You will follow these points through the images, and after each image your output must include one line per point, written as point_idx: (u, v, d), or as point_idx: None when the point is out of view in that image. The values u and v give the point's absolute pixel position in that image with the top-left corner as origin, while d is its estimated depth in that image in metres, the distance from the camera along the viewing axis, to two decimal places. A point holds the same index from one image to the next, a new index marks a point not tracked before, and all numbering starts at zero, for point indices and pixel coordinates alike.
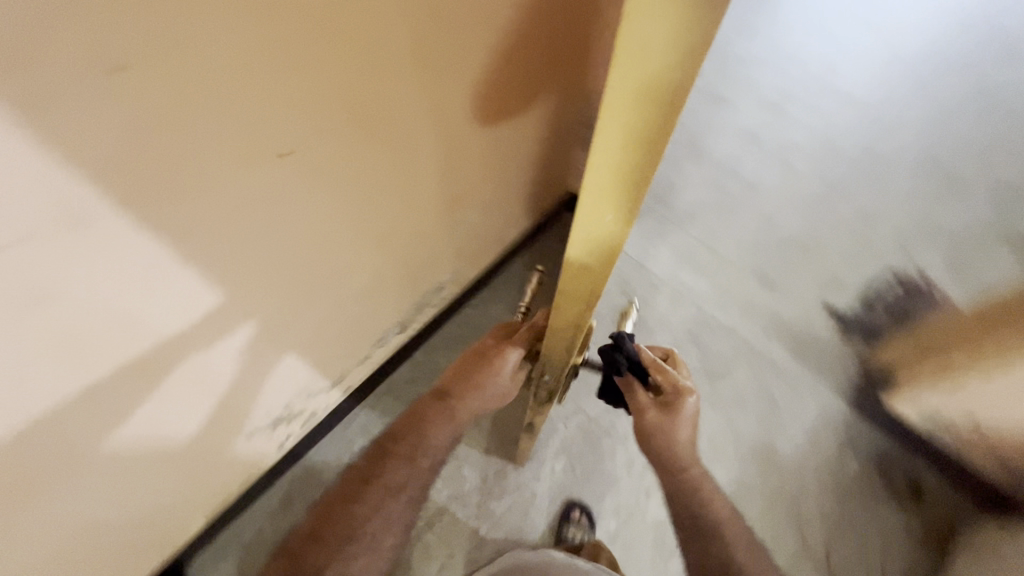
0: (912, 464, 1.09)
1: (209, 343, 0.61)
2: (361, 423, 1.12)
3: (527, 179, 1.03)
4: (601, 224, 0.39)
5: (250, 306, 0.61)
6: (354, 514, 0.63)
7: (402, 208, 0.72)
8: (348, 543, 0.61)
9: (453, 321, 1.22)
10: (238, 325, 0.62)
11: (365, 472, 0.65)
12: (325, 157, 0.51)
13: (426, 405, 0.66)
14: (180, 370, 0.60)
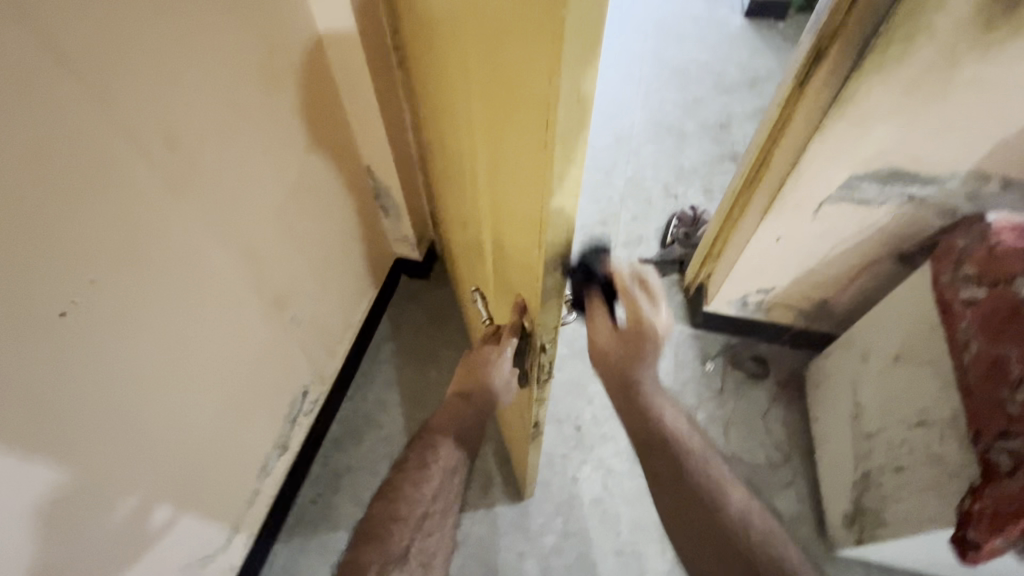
0: (749, 343, 1.28)
1: (106, 494, 0.66)
2: (280, 563, 1.04)
3: (345, 259, 1.10)
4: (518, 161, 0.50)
5: (133, 440, 0.67)
6: (419, 495, 0.67)
7: (222, 321, 0.78)
8: (418, 507, 0.67)
9: (336, 420, 1.20)
10: (127, 465, 0.67)
11: (418, 458, 0.69)
12: (112, 293, 0.58)
13: (456, 403, 0.71)
14: (88, 527, 0.65)
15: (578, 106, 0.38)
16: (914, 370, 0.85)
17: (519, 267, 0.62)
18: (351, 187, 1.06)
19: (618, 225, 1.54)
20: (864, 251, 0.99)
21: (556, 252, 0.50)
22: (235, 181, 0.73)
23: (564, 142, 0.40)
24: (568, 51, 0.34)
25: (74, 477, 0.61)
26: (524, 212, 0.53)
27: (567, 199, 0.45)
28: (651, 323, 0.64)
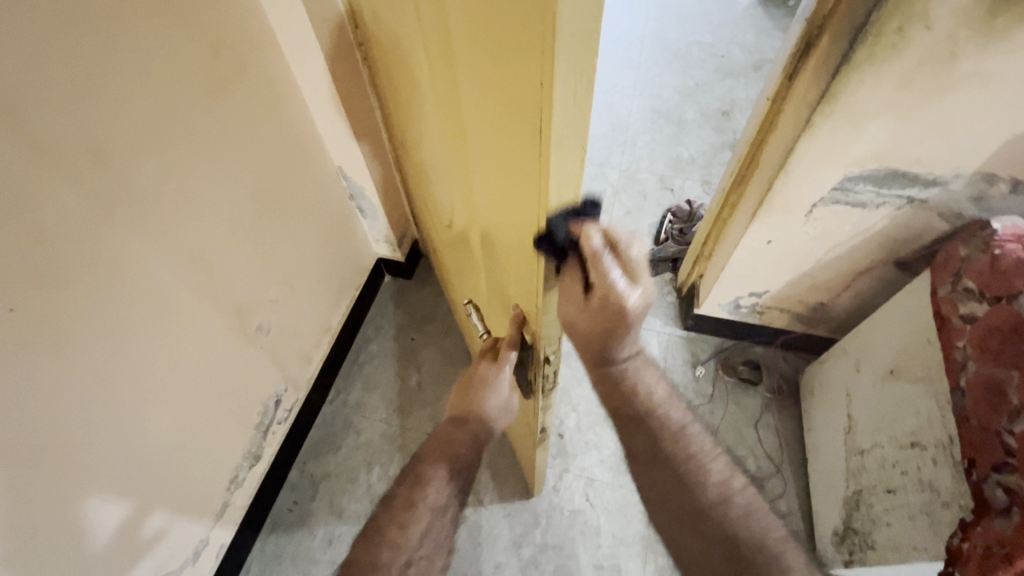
0: (743, 347, 1.23)
1: (64, 514, 0.65)
2: (256, 572, 1.03)
3: (316, 263, 1.07)
4: (504, 173, 0.44)
5: (87, 464, 0.66)
6: (406, 537, 0.60)
7: (177, 335, 0.74)
8: (402, 553, 0.59)
9: (314, 425, 1.19)
10: (82, 488, 0.66)
11: (407, 495, 0.63)
12: (45, 320, 0.57)
13: (450, 431, 0.66)
14: (45, 551, 0.64)
15: (574, 107, 0.32)
16: (909, 387, 0.79)
17: (513, 279, 0.56)
18: (319, 190, 1.02)
19: (611, 220, 1.47)
20: (861, 255, 0.92)
21: (555, 265, 0.45)
22: (180, 195, 0.70)
23: (562, 148, 0.34)
24: (559, 46, 0.28)
25: (53, 494, 0.63)
26: (516, 223, 0.47)
27: (565, 208, 0.39)
28: (619, 297, 0.47)
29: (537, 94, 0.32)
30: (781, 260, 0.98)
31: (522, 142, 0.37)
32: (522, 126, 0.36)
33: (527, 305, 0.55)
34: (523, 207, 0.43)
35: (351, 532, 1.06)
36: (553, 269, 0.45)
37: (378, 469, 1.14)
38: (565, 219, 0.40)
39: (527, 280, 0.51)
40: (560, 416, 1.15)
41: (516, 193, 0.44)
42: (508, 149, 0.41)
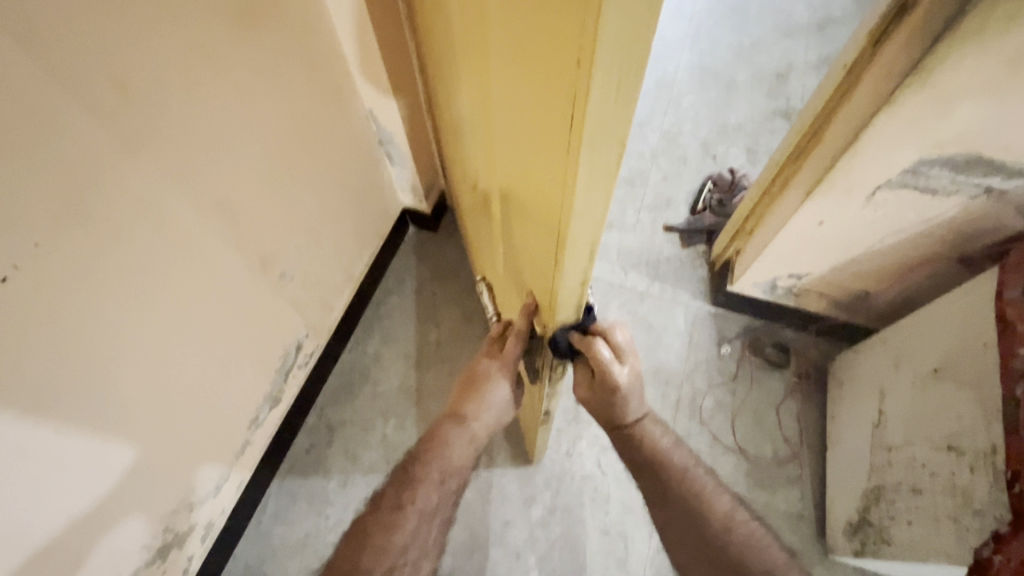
0: (773, 329, 1.20)
1: (94, 443, 0.66)
2: (273, 507, 1.06)
3: (342, 210, 1.04)
4: (532, 152, 0.39)
5: (117, 396, 0.66)
6: (392, 541, 0.60)
7: (198, 276, 0.72)
8: (387, 558, 0.59)
9: (333, 372, 1.19)
10: (112, 420, 0.67)
11: (396, 497, 0.63)
12: (71, 251, 0.55)
13: (445, 430, 0.65)
14: (76, 478, 0.65)
15: (618, 95, 0.26)
16: (952, 388, 0.76)
17: (531, 262, 0.53)
18: (347, 135, 0.97)
19: (646, 185, 1.40)
20: (917, 245, 0.86)
21: (577, 261, 0.40)
22: (207, 131, 0.66)
23: (599, 141, 0.29)
24: (607, 25, 0.23)
25: (66, 431, 0.62)
26: (540, 208, 0.43)
27: (594, 206, 0.34)
28: (614, 383, 0.56)
29: (574, 75, 0.26)
30: (829, 244, 0.92)
31: (554, 127, 0.32)
32: (556, 110, 0.31)
33: (543, 297, 0.51)
34: (550, 196, 0.38)
35: (367, 477, 1.09)
36: (575, 267, 0.42)
37: (393, 419, 1.15)
38: (593, 218, 0.36)
39: (547, 275, 0.47)
40: (579, 385, 1.15)
41: (543, 179, 0.39)
42: (539, 131, 0.36)
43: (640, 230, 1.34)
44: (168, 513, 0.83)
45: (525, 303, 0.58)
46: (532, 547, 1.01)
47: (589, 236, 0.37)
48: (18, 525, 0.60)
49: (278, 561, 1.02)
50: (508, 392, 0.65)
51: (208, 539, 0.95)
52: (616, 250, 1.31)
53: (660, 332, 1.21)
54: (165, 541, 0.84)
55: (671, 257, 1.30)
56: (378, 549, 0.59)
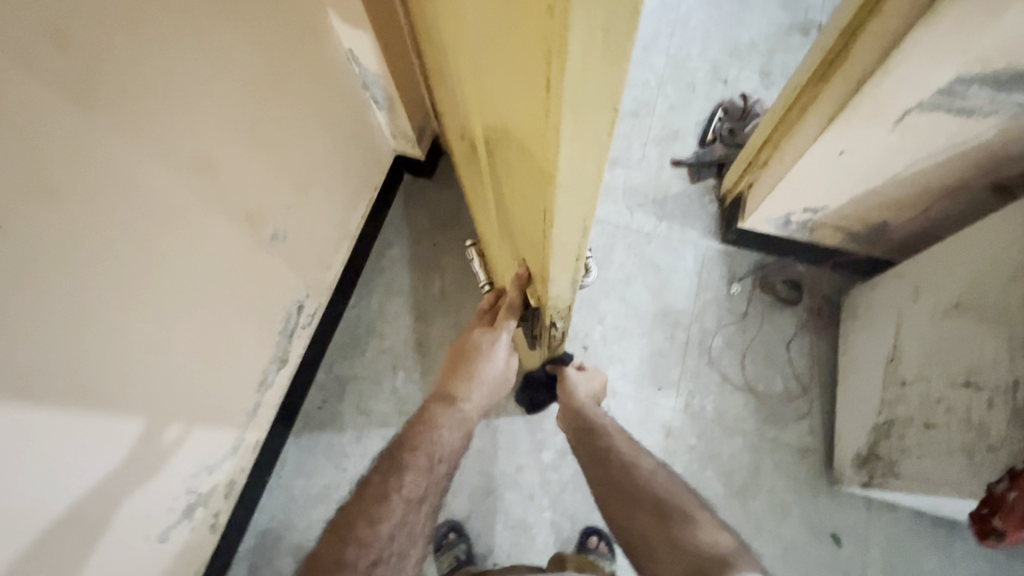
0: (785, 264, 1.16)
1: (99, 420, 0.65)
2: (292, 461, 1.09)
3: (329, 162, 0.98)
4: (517, 108, 0.34)
5: (117, 372, 0.65)
6: (377, 533, 0.57)
7: (182, 244, 0.69)
8: (372, 550, 0.55)
9: (339, 328, 1.19)
10: (116, 396, 0.66)
11: (381, 485, 0.60)
12: (44, 233, 0.51)
13: (434, 411, 0.67)
14: (90, 455, 0.65)
15: (605, 58, 0.22)
16: (974, 324, 0.73)
17: (521, 226, 0.50)
18: (327, 81, 0.90)
19: (653, 116, 1.31)
20: (947, 171, 0.80)
21: (567, 233, 0.37)
22: (175, 89, 0.60)
23: (582, 108, 0.25)
24: None
25: (70, 410, 0.60)
26: (527, 176, 0.39)
27: (583, 180, 0.31)
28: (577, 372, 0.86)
29: (554, 32, 0.22)
30: (847, 176, 0.87)
31: (536, 87, 0.27)
32: (536, 67, 0.26)
33: (535, 262, 0.49)
34: (537, 162, 0.34)
35: (380, 429, 1.11)
36: (567, 238, 0.38)
37: (402, 372, 1.16)
38: (583, 192, 0.32)
39: (539, 244, 0.44)
40: (586, 331, 1.13)
41: (528, 140, 0.35)
42: (523, 86, 0.31)
43: (646, 165, 1.27)
44: (188, 475, 0.84)
45: (518, 272, 0.60)
46: (545, 489, 1.04)
47: (579, 209, 0.34)
48: (42, 503, 0.60)
49: (303, 511, 1.06)
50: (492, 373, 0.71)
51: (232, 496, 0.97)
52: (621, 189, 1.25)
53: (668, 273, 1.18)
54: (188, 502, 0.86)
55: (680, 194, 1.24)
56: (363, 541, 0.56)
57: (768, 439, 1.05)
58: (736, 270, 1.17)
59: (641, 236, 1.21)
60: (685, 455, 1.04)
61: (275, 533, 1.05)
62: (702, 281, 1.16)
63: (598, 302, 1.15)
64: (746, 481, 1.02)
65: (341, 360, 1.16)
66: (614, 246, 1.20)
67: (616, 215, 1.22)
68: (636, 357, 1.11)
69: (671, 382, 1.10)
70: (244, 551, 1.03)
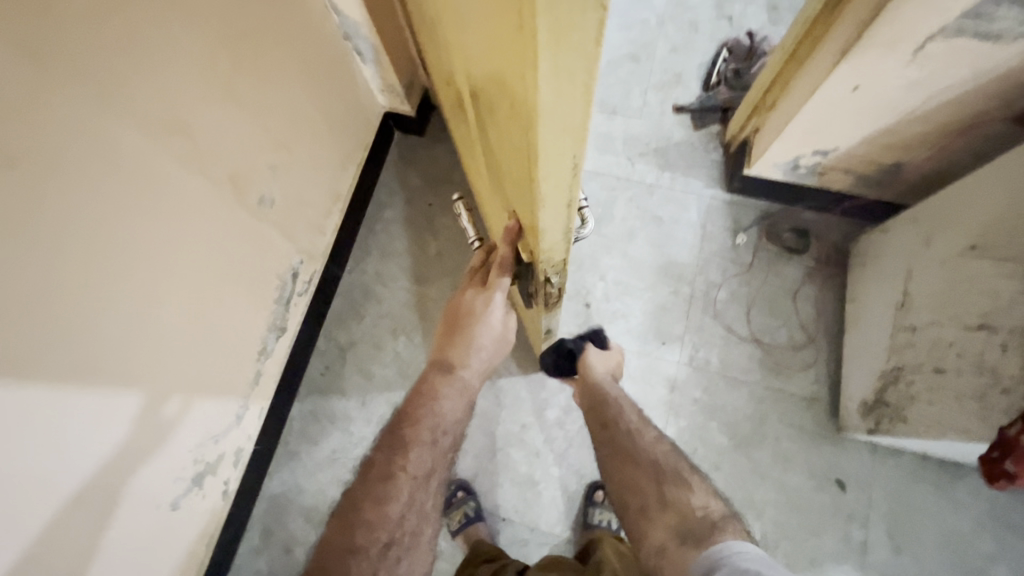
0: (792, 212, 1.12)
1: (95, 398, 0.64)
2: (299, 428, 1.10)
3: (313, 120, 0.93)
4: (494, 32, 0.30)
5: (110, 348, 0.64)
6: (386, 514, 0.58)
7: (162, 212, 0.66)
8: (383, 533, 0.57)
9: (336, 295, 1.17)
10: (110, 372, 0.65)
11: (385, 464, 0.61)
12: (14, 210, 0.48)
13: (432, 382, 0.68)
14: (90, 434, 0.64)
15: None
16: (990, 266, 0.70)
17: (509, 173, 0.46)
18: (304, 32, 0.84)
19: (653, 59, 1.24)
20: (966, 104, 0.76)
21: (557, 172, 0.34)
22: (139, 38, 0.55)
23: (562, 20, 0.21)
24: None
25: (67, 387, 0.59)
26: (509, 111, 0.35)
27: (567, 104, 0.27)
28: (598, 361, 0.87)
29: None
30: (861, 113, 0.82)
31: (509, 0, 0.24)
32: None
33: (525, 211, 0.45)
34: (517, 96, 0.31)
35: (384, 394, 1.11)
36: (558, 180, 0.35)
37: (402, 336, 1.14)
38: (571, 119, 0.28)
39: (527, 191, 0.41)
40: (588, 289, 1.11)
41: (507, 69, 0.31)
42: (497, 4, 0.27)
43: (647, 113, 1.21)
44: (193, 446, 0.84)
45: (513, 225, 0.57)
46: (551, 446, 1.04)
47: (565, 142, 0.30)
48: (50, 484, 0.60)
49: (313, 476, 1.08)
50: (491, 336, 0.69)
51: (241, 464, 0.98)
52: (622, 139, 1.20)
53: (671, 226, 1.14)
54: (197, 471, 0.87)
55: (682, 141, 1.19)
56: (371, 524, 0.58)
57: (773, 390, 1.04)
58: (741, 221, 1.13)
59: (643, 188, 1.16)
60: (690, 408, 1.04)
61: (286, 497, 1.06)
62: (705, 233, 1.13)
63: (599, 259, 1.13)
64: (751, 431, 1.02)
65: (341, 327, 1.15)
66: (615, 199, 1.16)
67: (616, 167, 1.18)
68: (639, 313, 1.10)
69: (675, 336, 1.08)
70: (257, 515, 1.06)
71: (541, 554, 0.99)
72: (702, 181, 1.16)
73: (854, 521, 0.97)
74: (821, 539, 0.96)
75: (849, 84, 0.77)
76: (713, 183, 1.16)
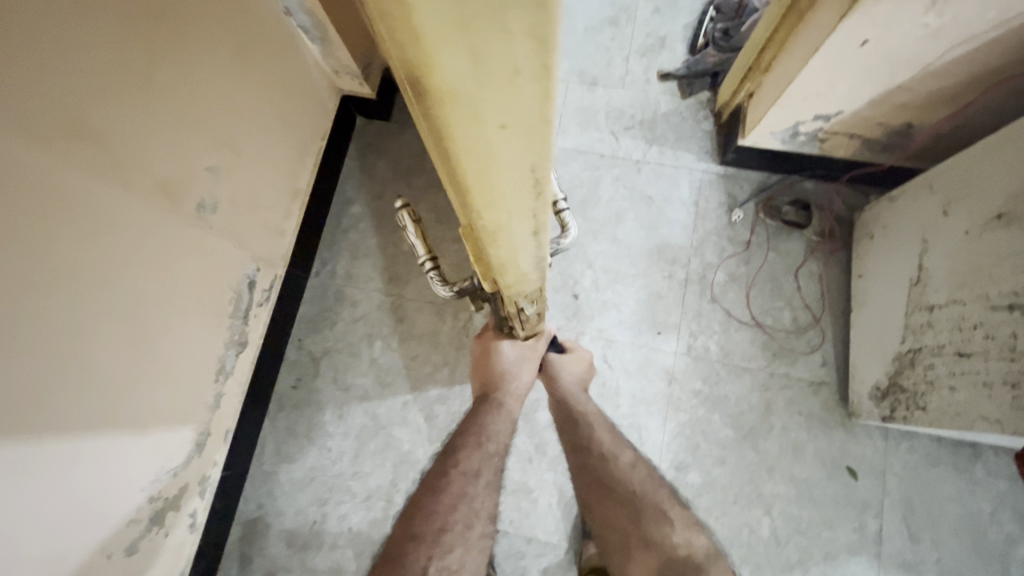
0: (791, 183, 1.04)
1: (43, 454, 0.56)
2: (273, 446, 1.02)
3: (264, 113, 0.84)
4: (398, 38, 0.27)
5: (54, 398, 0.56)
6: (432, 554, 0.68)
7: (78, 233, 0.55)
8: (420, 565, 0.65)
9: (303, 300, 1.08)
10: (55, 424, 0.57)
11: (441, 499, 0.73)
12: None
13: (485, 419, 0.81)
14: (38, 493, 0.57)
15: None
16: (1022, 236, 0.63)
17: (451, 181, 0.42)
18: (240, 7, 0.73)
19: (634, 22, 1.14)
20: (989, 54, 0.67)
21: (502, 159, 0.30)
22: (26, 18, 0.45)
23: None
24: None
25: (13, 447, 0.52)
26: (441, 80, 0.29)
27: (499, 47, 0.21)
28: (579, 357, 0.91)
29: None
30: (869, 70, 0.73)
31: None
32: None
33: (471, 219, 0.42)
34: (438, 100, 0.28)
35: (364, 403, 1.04)
36: (513, 175, 0.32)
37: (378, 341, 1.06)
38: (515, 110, 0.25)
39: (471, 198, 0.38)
40: (576, 278, 1.03)
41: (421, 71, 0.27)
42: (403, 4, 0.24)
43: (630, 82, 1.11)
44: (153, 482, 0.76)
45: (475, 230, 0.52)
46: (544, 451, 0.97)
47: (508, 100, 0.25)
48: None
49: (292, 497, 1.00)
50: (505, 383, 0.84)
51: (210, 493, 0.90)
52: (604, 112, 1.10)
53: (662, 205, 1.05)
54: (156, 509, 0.78)
55: (670, 112, 1.09)
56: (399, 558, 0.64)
57: (779, 376, 0.98)
58: (736, 196, 1.05)
59: (629, 165, 1.07)
60: (691, 401, 0.97)
61: (264, 522, 0.99)
62: (699, 212, 1.05)
63: (585, 244, 1.04)
64: (757, 422, 0.96)
65: (310, 335, 1.06)
66: (599, 179, 1.07)
67: (599, 143, 1.08)
68: (632, 301, 1.02)
69: (672, 324, 1.01)
70: (234, 542, 0.99)
71: (541, 565, 0.93)
72: (694, 154, 1.07)
73: (869, 511, 0.92)
74: (835, 532, 0.91)
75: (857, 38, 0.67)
76: (705, 156, 1.07)
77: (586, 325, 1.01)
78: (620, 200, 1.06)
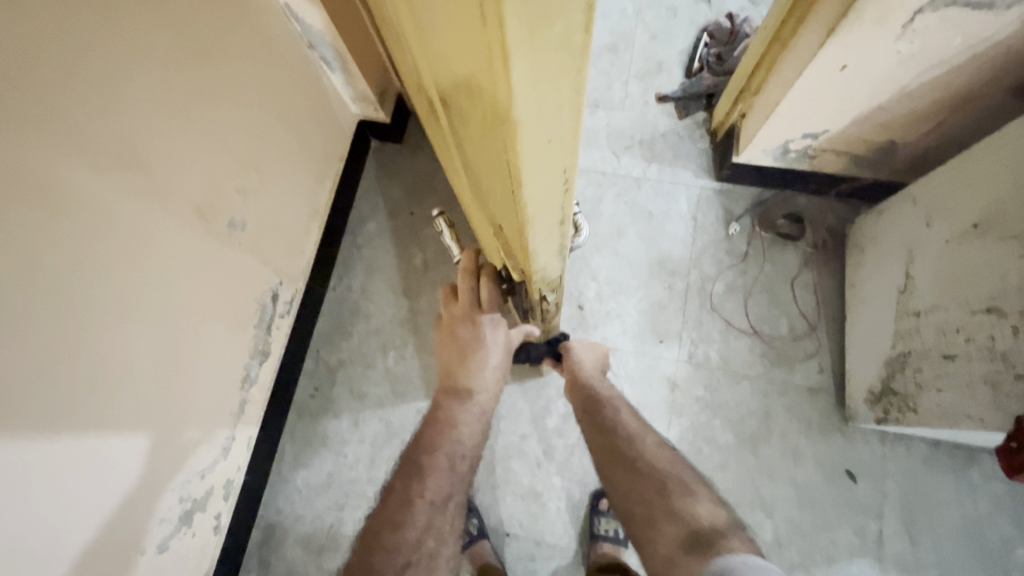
0: (785, 198, 1.09)
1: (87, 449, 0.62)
2: (291, 453, 1.07)
3: (289, 137, 0.90)
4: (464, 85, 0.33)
5: (99, 398, 0.62)
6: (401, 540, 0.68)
7: (127, 253, 0.62)
8: (399, 556, 0.67)
9: (321, 313, 1.13)
10: (100, 423, 0.63)
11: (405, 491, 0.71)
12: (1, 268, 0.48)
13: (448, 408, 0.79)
14: (83, 488, 0.62)
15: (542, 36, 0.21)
16: (996, 244, 0.67)
17: (494, 197, 0.48)
18: (266, 43, 0.79)
19: (633, 49, 1.20)
20: (958, 78, 0.73)
21: (546, 184, 0.36)
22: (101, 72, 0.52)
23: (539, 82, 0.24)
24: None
25: (62, 439, 0.58)
26: (483, 115, 0.33)
27: (550, 113, 0.27)
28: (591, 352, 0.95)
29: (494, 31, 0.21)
30: (849, 93, 0.78)
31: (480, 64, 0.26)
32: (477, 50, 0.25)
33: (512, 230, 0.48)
34: (495, 140, 0.33)
35: (379, 412, 1.08)
36: (548, 198, 0.38)
37: (392, 352, 1.11)
38: (556, 150, 0.31)
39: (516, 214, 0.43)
40: (580, 290, 1.08)
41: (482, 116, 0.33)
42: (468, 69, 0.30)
43: (630, 104, 1.17)
44: (183, 484, 0.81)
45: (500, 236, 0.57)
46: (551, 457, 1.01)
47: (550, 140, 0.30)
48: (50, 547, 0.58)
49: (309, 503, 1.04)
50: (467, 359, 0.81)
51: (232, 497, 0.95)
52: (605, 133, 1.16)
53: (662, 220, 1.11)
54: (185, 509, 0.83)
55: (668, 132, 1.15)
56: (389, 548, 0.67)
57: (777, 383, 1.01)
58: (733, 211, 1.10)
59: (630, 183, 1.13)
60: (692, 407, 1.01)
61: (282, 527, 1.03)
62: (697, 226, 1.10)
63: (589, 258, 1.09)
64: (757, 427, 0.99)
65: (327, 347, 1.12)
66: (601, 196, 1.12)
67: (601, 162, 1.14)
68: (634, 311, 1.06)
69: (673, 333, 1.05)
70: (253, 547, 1.02)
71: (549, 568, 0.96)
72: (691, 172, 1.13)
73: (868, 514, 0.94)
74: (836, 535, 0.94)
75: (835, 65, 0.73)
76: (702, 174, 1.12)
77: (591, 335, 1.05)
78: (622, 216, 1.11)
